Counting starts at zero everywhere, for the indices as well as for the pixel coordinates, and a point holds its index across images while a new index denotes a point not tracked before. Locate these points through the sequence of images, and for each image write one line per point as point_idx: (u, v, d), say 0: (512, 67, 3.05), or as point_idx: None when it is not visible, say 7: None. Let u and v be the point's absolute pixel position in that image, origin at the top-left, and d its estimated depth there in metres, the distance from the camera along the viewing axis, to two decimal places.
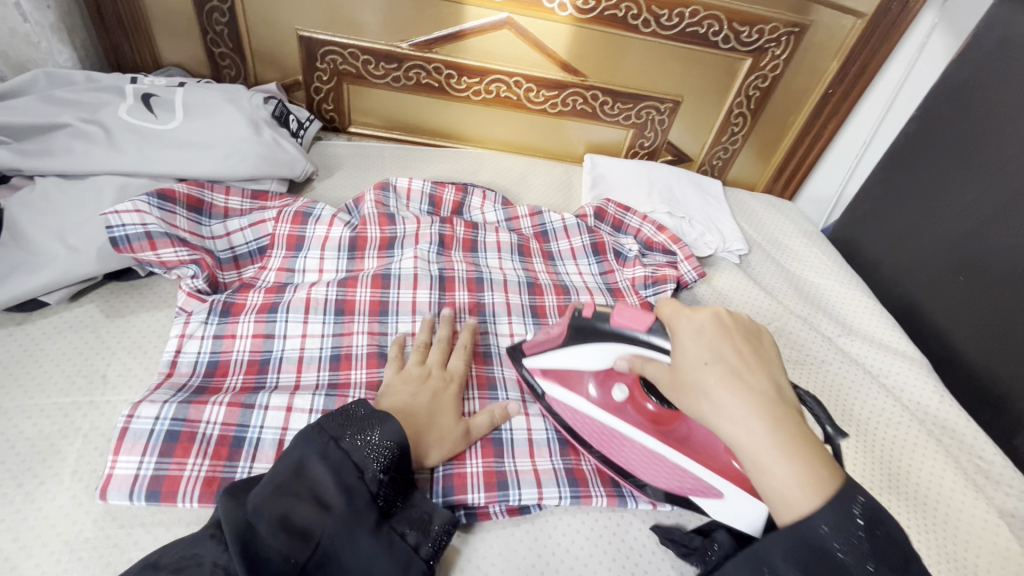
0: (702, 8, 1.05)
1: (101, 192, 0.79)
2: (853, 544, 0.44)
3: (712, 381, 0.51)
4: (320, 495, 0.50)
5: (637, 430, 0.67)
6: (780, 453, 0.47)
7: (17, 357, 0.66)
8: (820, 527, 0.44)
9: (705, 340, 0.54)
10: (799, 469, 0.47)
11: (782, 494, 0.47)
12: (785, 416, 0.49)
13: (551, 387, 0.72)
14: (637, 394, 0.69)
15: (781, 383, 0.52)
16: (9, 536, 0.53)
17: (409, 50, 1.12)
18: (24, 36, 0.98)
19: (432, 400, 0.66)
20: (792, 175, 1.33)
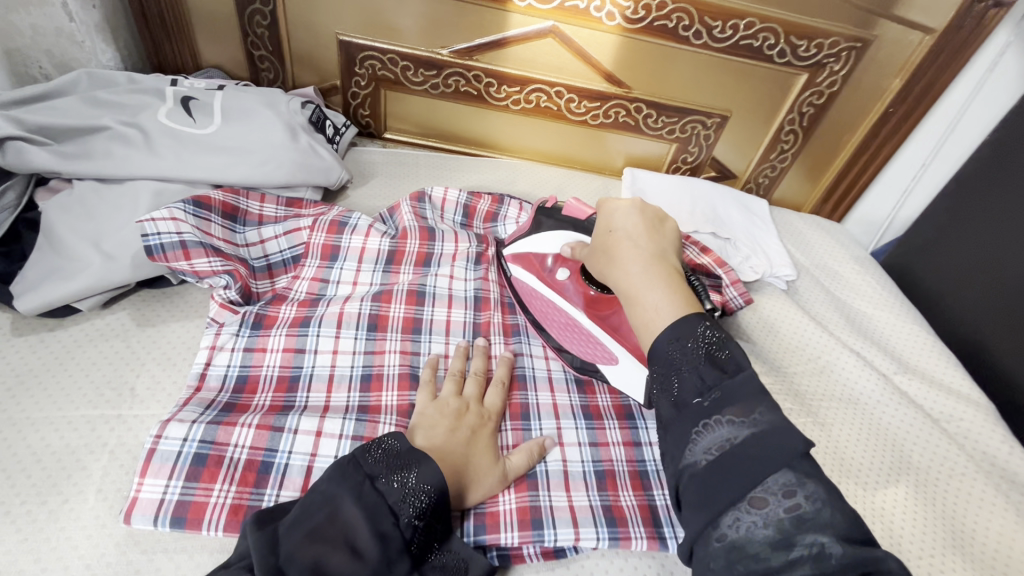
0: (759, 20, 1.00)
1: (137, 197, 0.77)
2: (688, 352, 0.52)
3: (612, 244, 0.63)
4: (352, 541, 0.48)
5: (569, 305, 0.74)
6: (647, 286, 0.58)
7: (47, 365, 0.65)
8: (667, 344, 0.53)
9: (623, 214, 0.64)
10: (663, 296, 0.57)
11: (646, 320, 0.56)
12: (660, 266, 0.59)
13: (516, 270, 0.80)
14: (579, 278, 0.74)
15: (668, 253, 0.62)
16: (31, 557, 0.51)
17: (449, 57, 1.09)
18: (68, 35, 0.98)
19: (469, 444, 0.61)
20: (843, 197, 1.26)
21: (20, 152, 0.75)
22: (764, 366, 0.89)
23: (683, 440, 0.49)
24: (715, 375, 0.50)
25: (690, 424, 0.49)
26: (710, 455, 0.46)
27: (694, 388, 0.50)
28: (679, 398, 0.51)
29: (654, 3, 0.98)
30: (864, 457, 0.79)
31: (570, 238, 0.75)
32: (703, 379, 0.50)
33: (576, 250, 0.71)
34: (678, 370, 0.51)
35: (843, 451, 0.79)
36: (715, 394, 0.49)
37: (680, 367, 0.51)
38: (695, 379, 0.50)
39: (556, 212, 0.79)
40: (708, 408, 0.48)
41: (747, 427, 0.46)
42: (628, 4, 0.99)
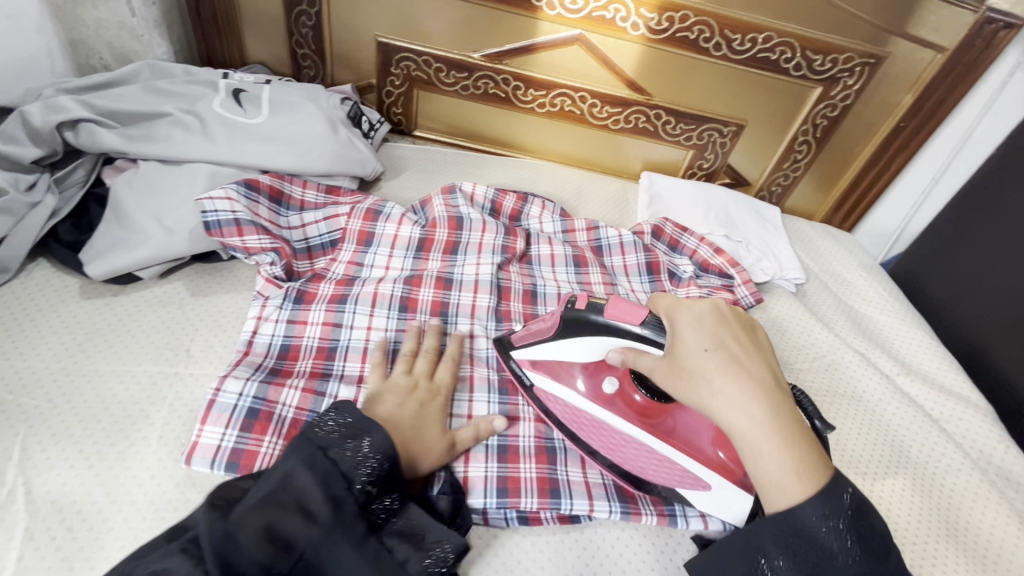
0: (776, 34, 1.05)
1: (194, 178, 0.84)
2: (840, 536, 0.50)
3: (716, 369, 0.54)
4: (306, 504, 0.49)
5: (623, 422, 0.69)
6: (770, 439, 0.51)
7: (112, 325, 0.71)
8: (810, 515, 0.50)
9: (706, 331, 0.56)
10: (790, 453, 0.51)
11: (779, 481, 0.51)
12: (782, 404, 0.53)
13: (539, 378, 0.73)
14: (626, 386, 0.70)
15: (776, 372, 0.56)
16: (103, 490, 0.56)
17: (480, 60, 1.15)
18: (130, 29, 1.06)
19: (417, 414, 0.65)
20: (853, 208, 1.30)
21: (92, 134, 0.82)
22: None
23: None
24: (870, 561, 0.50)
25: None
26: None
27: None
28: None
29: (677, 15, 1.04)
30: (864, 450, 0.83)
31: (614, 345, 0.67)
32: (855, 564, 0.50)
33: (629, 358, 0.64)
34: (828, 551, 0.50)
35: (845, 445, 0.83)
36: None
37: (838, 557, 0.50)
38: (845, 568, 0.50)
39: (593, 312, 0.67)
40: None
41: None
42: (653, 15, 1.05)
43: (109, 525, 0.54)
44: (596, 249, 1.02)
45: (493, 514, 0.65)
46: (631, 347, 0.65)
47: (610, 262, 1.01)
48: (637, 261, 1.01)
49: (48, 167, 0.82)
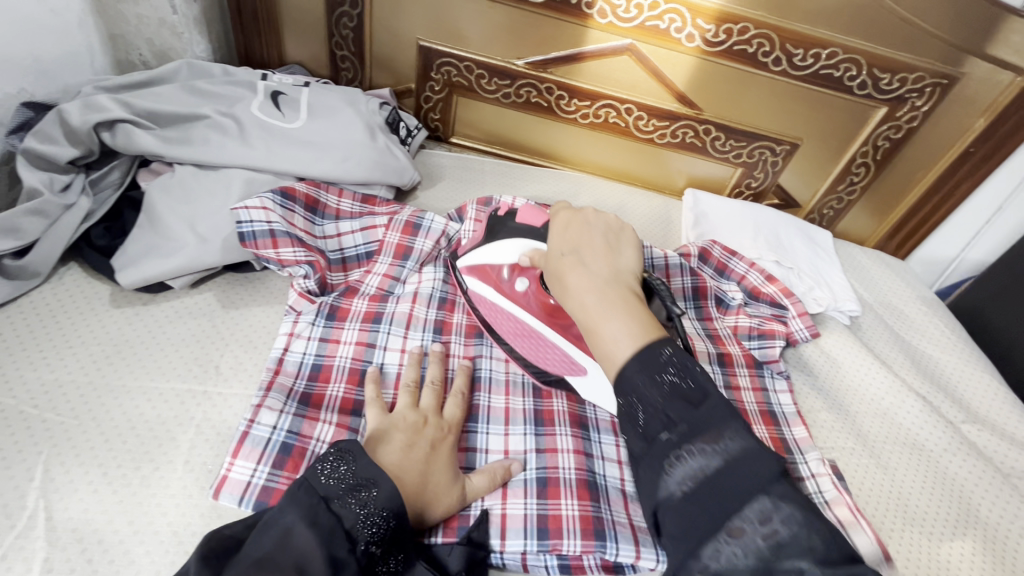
0: (842, 51, 0.99)
1: (230, 184, 0.81)
2: (654, 383, 0.51)
3: (565, 267, 0.60)
4: (306, 568, 0.46)
5: (530, 317, 0.73)
6: (604, 315, 0.55)
7: (140, 336, 0.68)
8: (633, 376, 0.51)
9: (572, 236, 0.63)
10: (623, 324, 0.54)
11: (608, 352, 0.54)
12: (615, 292, 0.57)
13: (472, 281, 0.78)
14: (536, 287, 0.73)
15: (624, 269, 0.60)
16: (125, 519, 0.53)
17: (524, 68, 1.11)
18: (170, 26, 1.04)
19: (427, 462, 0.59)
20: (910, 234, 1.23)
21: (129, 135, 0.79)
22: (825, 404, 0.87)
23: (656, 472, 0.49)
24: (681, 406, 0.50)
25: (661, 458, 0.49)
26: (684, 487, 0.47)
27: (660, 421, 0.50)
28: (646, 430, 0.51)
29: (736, 27, 0.98)
30: (929, 507, 0.77)
31: (528, 246, 0.72)
32: (668, 411, 0.50)
33: (535, 258, 0.69)
34: (643, 400, 0.51)
35: (909, 501, 0.77)
36: (682, 429, 0.49)
37: (651, 402, 0.50)
38: (660, 414, 0.50)
39: (509, 219, 0.76)
40: (678, 442, 0.49)
41: (719, 456, 0.47)
42: (710, 27, 0.99)
43: (130, 558, 0.51)
44: None
45: (532, 562, 0.61)
46: (535, 246, 0.71)
47: None
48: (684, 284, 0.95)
49: (84, 167, 0.80)
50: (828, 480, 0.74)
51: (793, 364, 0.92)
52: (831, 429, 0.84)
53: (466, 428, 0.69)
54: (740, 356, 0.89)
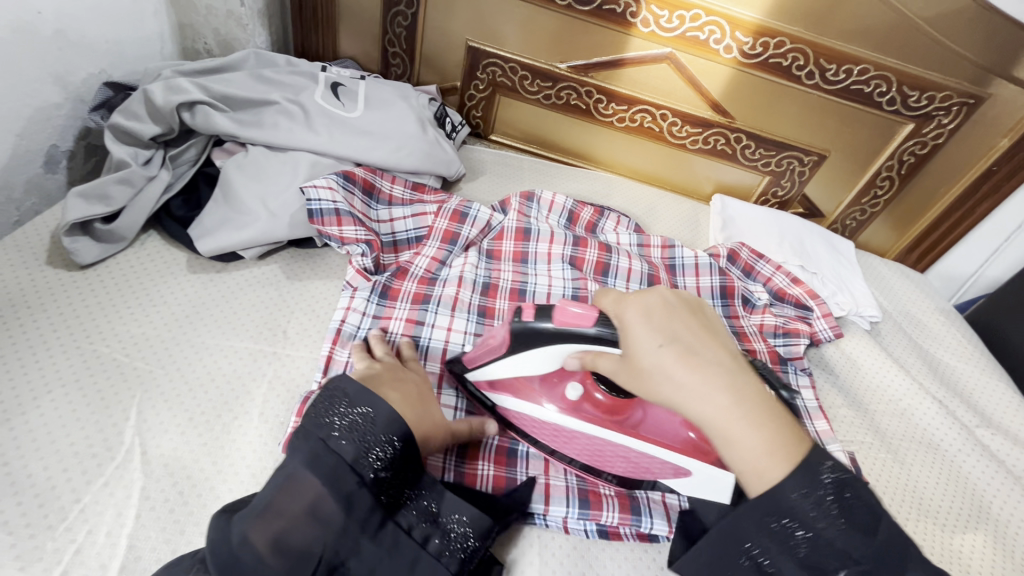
0: (873, 67, 1.04)
1: (297, 165, 0.86)
2: (825, 516, 0.48)
3: (676, 361, 0.52)
4: (318, 508, 0.50)
5: (592, 426, 0.66)
6: (740, 422, 0.50)
7: (215, 300, 0.74)
8: (790, 493, 0.48)
9: (654, 324, 0.54)
10: (764, 436, 0.50)
11: (754, 464, 0.50)
12: (743, 384, 0.52)
13: (499, 398, 0.70)
14: (589, 387, 0.67)
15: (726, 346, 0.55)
16: (210, 459, 0.59)
17: (566, 71, 1.16)
18: (236, 18, 1.09)
19: (420, 395, 0.62)
20: (931, 248, 1.27)
21: (207, 117, 0.85)
22: (846, 401, 0.91)
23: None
24: (859, 540, 0.48)
25: None
26: None
27: (837, 557, 0.48)
28: (811, 558, 0.48)
29: (773, 41, 1.03)
30: (943, 502, 0.80)
31: (563, 351, 0.62)
32: (846, 545, 0.48)
33: (588, 361, 0.60)
34: (812, 528, 0.48)
35: (924, 495, 0.81)
36: (859, 565, 0.47)
37: (825, 536, 0.48)
38: (838, 551, 0.48)
39: (543, 319, 0.61)
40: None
41: None
42: (748, 39, 1.04)
43: (215, 493, 0.56)
44: (668, 268, 1.01)
45: (573, 525, 0.65)
46: (586, 349, 0.61)
47: (683, 282, 1.00)
48: (712, 283, 1.00)
49: (163, 144, 0.86)
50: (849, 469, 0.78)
51: (816, 364, 0.96)
52: (851, 424, 0.88)
53: None
54: (765, 353, 0.92)
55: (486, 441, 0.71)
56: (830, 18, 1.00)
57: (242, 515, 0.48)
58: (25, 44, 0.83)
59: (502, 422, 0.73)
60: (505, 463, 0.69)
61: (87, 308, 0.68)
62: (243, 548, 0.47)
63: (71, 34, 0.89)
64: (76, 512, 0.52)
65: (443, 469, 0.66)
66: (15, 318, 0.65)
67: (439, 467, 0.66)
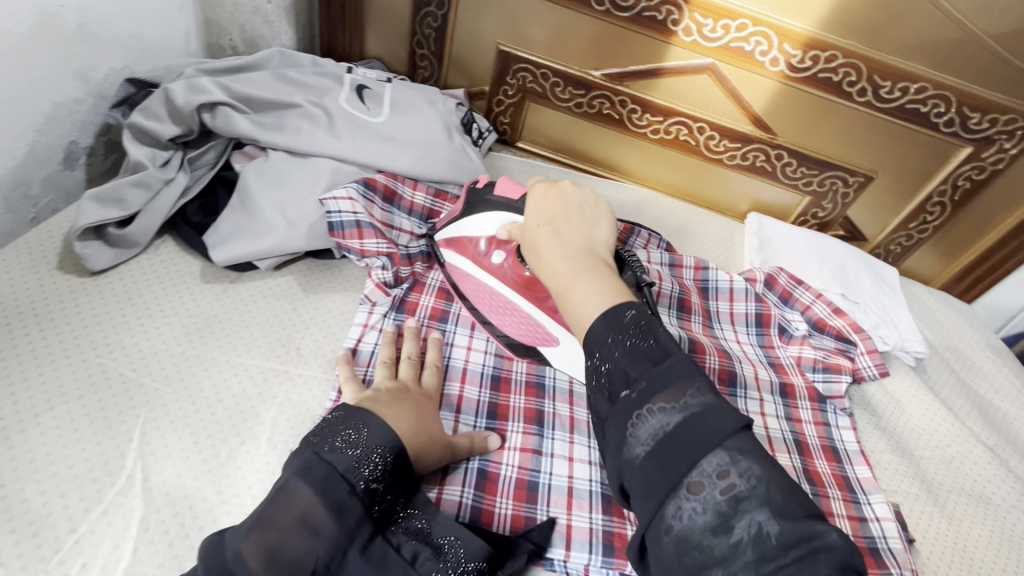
0: (932, 86, 0.97)
1: (318, 173, 0.83)
2: (617, 342, 0.52)
3: (540, 236, 0.63)
4: (310, 519, 0.48)
5: (504, 287, 0.74)
6: (575, 280, 0.58)
7: (228, 312, 0.71)
8: (602, 332, 0.53)
9: (542, 206, 0.65)
10: (595, 291, 0.56)
11: (577, 312, 0.56)
12: (588, 258, 0.59)
13: (449, 252, 0.79)
14: (514, 260, 0.73)
15: (598, 239, 0.63)
16: (213, 488, 0.55)
17: (600, 79, 1.11)
18: (263, 15, 1.06)
19: (419, 413, 0.61)
20: (980, 278, 1.19)
21: (227, 118, 0.82)
22: (890, 445, 0.85)
23: (621, 432, 0.49)
24: (641, 364, 0.50)
25: (626, 417, 0.49)
26: (647, 446, 0.47)
27: (622, 380, 0.51)
28: (610, 391, 0.51)
29: (824, 55, 0.97)
30: (997, 564, 0.74)
31: (504, 220, 0.71)
32: (629, 369, 0.50)
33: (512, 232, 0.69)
34: (606, 358, 0.52)
35: (975, 554, 0.74)
36: (641, 385, 0.49)
37: (617, 363, 0.51)
38: (620, 373, 0.51)
39: (487, 195, 0.75)
40: (638, 400, 0.49)
41: (680, 413, 0.47)
42: (797, 52, 0.98)
43: (218, 527, 0.53)
44: (700, 288, 0.97)
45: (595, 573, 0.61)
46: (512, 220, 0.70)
47: (716, 306, 0.96)
48: (748, 310, 0.95)
49: (182, 145, 0.83)
50: (893, 525, 0.73)
51: (857, 402, 0.90)
52: (895, 472, 0.81)
53: (534, 432, 0.70)
54: (802, 388, 0.88)
55: (504, 474, 0.65)
56: (889, 31, 0.93)
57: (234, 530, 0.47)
58: (46, 37, 0.80)
59: (523, 453, 0.67)
60: (525, 499, 0.64)
61: (96, 316, 0.65)
62: (237, 564, 0.46)
63: (94, 28, 0.87)
64: (70, 543, 0.50)
65: (460, 505, 0.62)
66: (22, 330, 0.62)
67: (456, 503, 0.62)
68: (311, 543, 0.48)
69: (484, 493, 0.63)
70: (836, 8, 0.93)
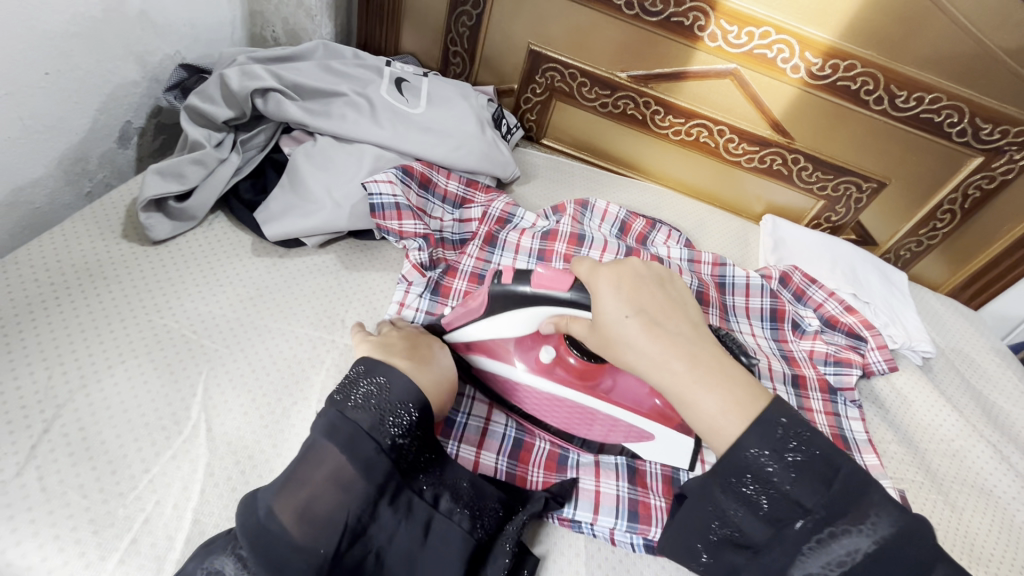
0: (946, 97, 1.01)
1: (362, 158, 0.88)
2: (781, 468, 0.50)
3: (640, 329, 0.54)
4: (340, 477, 0.52)
5: (565, 388, 0.69)
6: (699, 385, 0.52)
7: (279, 285, 0.75)
8: (757, 456, 0.50)
9: (620, 293, 0.56)
10: (722, 396, 0.52)
11: (711, 424, 0.52)
12: (702, 351, 0.54)
13: (477, 359, 0.71)
14: (562, 351, 0.69)
15: (693, 318, 0.58)
16: (270, 441, 0.60)
17: (625, 80, 1.16)
18: (306, 8, 1.11)
19: (433, 363, 0.64)
20: (987, 285, 1.23)
21: (279, 104, 0.87)
22: (897, 436, 0.88)
23: (790, 557, 0.50)
24: (816, 491, 0.50)
25: (797, 546, 0.50)
26: (830, 573, 0.49)
27: (791, 509, 0.50)
28: (772, 517, 0.51)
29: (843, 63, 1.01)
30: (997, 550, 0.78)
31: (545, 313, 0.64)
32: (799, 496, 0.50)
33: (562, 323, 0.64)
34: (770, 486, 0.50)
35: (976, 540, 0.78)
36: (819, 515, 0.50)
37: (788, 494, 0.50)
38: (790, 500, 0.50)
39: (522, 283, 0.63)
40: (815, 528, 0.50)
41: (869, 539, 0.49)
42: (817, 60, 1.02)
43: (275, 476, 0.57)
44: (717, 284, 1.00)
45: (620, 537, 0.64)
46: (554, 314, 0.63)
47: (733, 300, 1.00)
48: (762, 305, 0.99)
49: (233, 127, 0.88)
50: None
51: (866, 397, 0.94)
52: (901, 461, 0.85)
53: None
54: (814, 380, 0.92)
55: (539, 446, 0.71)
56: (906, 43, 0.98)
57: (266, 490, 0.51)
58: (112, 21, 0.85)
59: None
60: (555, 469, 0.69)
61: (141, 284, 0.69)
62: (269, 521, 0.50)
63: (153, 15, 0.92)
64: (145, 481, 0.54)
65: (496, 469, 0.67)
66: (77, 293, 0.65)
67: (492, 467, 0.67)
68: (343, 499, 0.51)
69: (518, 458, 0.69)
70: (856, 19, 0.97)
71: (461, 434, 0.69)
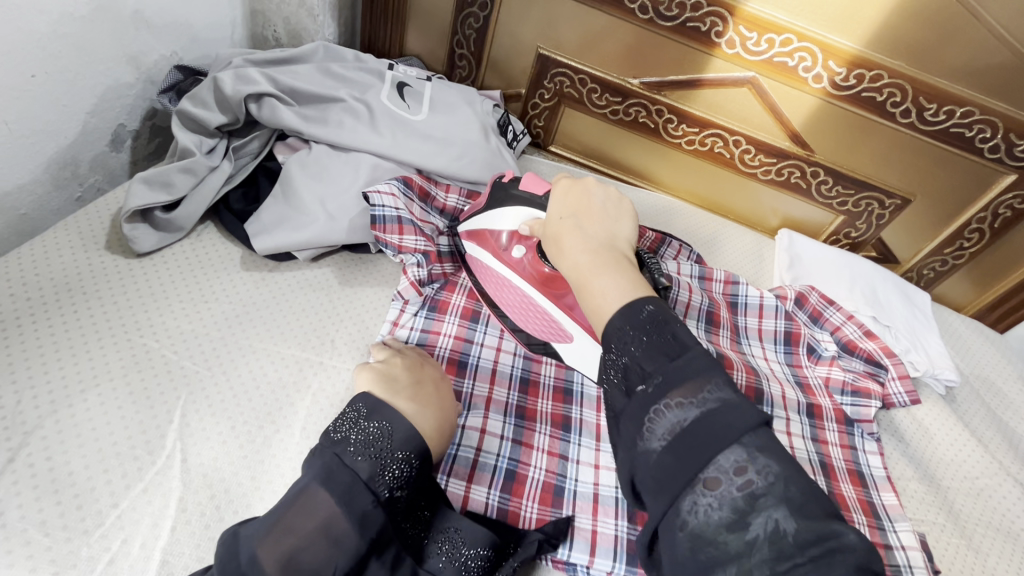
0: (978, 110, 0.95)
1: (359, 167, 0.84)
2: (631, 338, 0.51)
3: (562, 229, 0.61)
4: (331, 530, 0.48)
5: (524, 282, 0.73)
6: (594, 277, 0.56)
7: (267, 299, 0.72)
8: (621, 329, 0.52)
9: (563, 200, 0.64)
10: (612, 286, 0.54)
11: (595, 305, 0.55)
12: (608, 253, 0.57)
13: (471, 245, 0.80)
14: (535, 256, 0.72)
15: (619, 236, 0.61)
16: (250, 474, 0.57)
17: (637, 87, 1.11)
18: (308, 8, 1.07)
19: (439, 403, 0.61)
20: (1015, 308, 1.17)
21: (274, 109, 0.83)
22: (917, 473, 0.83)
23: (638, 429, 0.49)
24: (658, 359, 0.50)
25: (644, 412, 0.49)
26: (665, 441, 0.47)
27: (640, 374, 0.51)
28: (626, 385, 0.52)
29: (869, 74, 0.96)
30: None
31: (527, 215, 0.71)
32: (647, 364, 0.51)
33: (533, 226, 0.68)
34: (622, 352, 0.52)
35: None
36: (658, 380, 0.50)
37: (634, 359, 0.51)
38: (637, 366, 0.51)
39: (511, 187, 0.74)
40: (655, 396, 0.49)
41: (698, 409, 0.47)
42: (841, 70, 0.97)
43: (250, 513, 0.54)
44: (728, 301, 0.96)
45: None
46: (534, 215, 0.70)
47: (744, 321, 0.95)
48: (776, 327, 0.95)
49: (227, 133, 0.85)
50: (919, 555, 0.71)
51: (886, 428, 0.89)
52: (922, 501, 0.80)
53: (560, 436, 0.70)
54: (830, 409, 0.87)
55: (532, 476, 0.66)
56: (937, 53, 0.92)
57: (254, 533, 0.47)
58: (103, 22, 0.82)
59: (550, 456, 0.68)
60: (550, 503, 0.64)
61: (126, 301, 0.66)
62: (252, 568, 0.46)
63: (149, 15, 0.89)
64: (112, 518, 0.51)
65: (486, 505, 0.63)
66: (54, 309, 0.63)
67: (483, 503, 0.63)
68: (334, 552, 0.47)
69: (511, 490, 0.64)
70: (884, 27, 0.91)
71: (450, 467, 0.64)
